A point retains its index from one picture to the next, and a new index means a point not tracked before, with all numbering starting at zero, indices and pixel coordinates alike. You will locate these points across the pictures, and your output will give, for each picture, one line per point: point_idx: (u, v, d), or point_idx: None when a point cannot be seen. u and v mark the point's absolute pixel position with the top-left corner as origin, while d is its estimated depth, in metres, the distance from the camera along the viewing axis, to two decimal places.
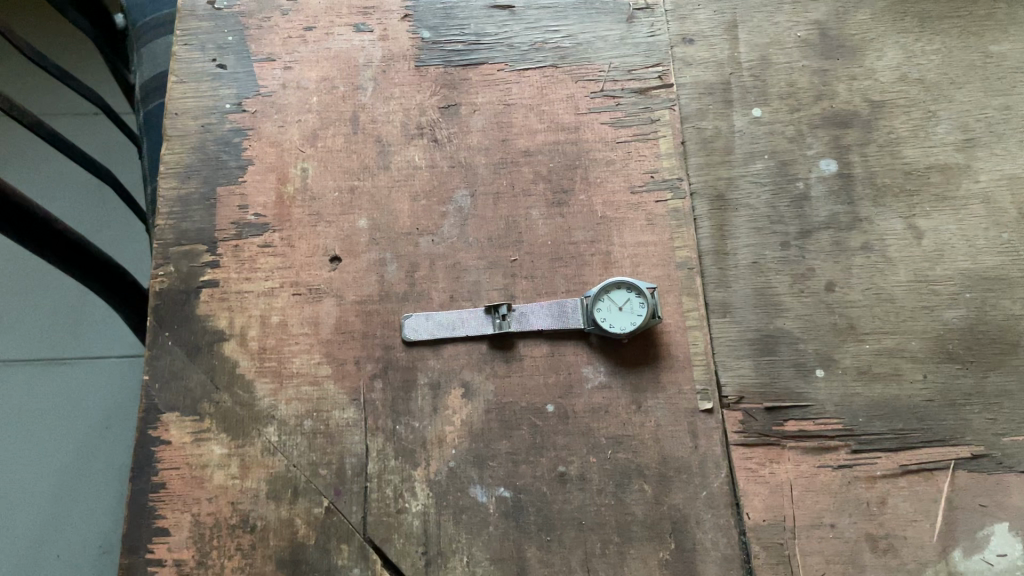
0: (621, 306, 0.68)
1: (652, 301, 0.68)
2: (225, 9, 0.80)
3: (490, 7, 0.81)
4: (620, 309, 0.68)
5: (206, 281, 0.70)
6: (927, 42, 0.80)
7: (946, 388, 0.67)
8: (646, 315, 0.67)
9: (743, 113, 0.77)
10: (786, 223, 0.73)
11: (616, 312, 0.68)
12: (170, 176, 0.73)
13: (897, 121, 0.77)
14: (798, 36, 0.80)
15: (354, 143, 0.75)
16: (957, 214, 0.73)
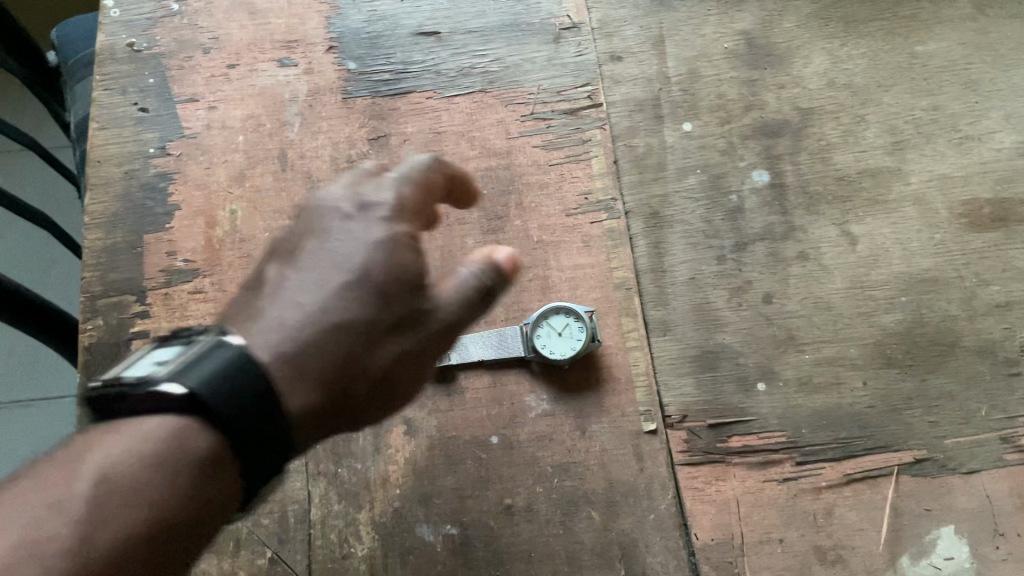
0: (561, 331, 0.67)
1: (591, 324, 0.68)
2: (145, 51, 0.78)
3: (416, 33, 0.80)
4: (560, 334, 0.67)
5: (137, 332, 0.68)
6: (853, 47, 0.80)
7: (887, 393, 0.67)
8: (586, 339, 0.67)
9: (675, 128, 0.77)
10: (721, 237, 0.73)
11: (557, 338, 0.67)
12: (96, 226, 0.72)
13: (827, 127, 0.77)
14: (725, 47, 0.80)
15: (283, 180, 0.73)
16: (889, 217, 0.73)
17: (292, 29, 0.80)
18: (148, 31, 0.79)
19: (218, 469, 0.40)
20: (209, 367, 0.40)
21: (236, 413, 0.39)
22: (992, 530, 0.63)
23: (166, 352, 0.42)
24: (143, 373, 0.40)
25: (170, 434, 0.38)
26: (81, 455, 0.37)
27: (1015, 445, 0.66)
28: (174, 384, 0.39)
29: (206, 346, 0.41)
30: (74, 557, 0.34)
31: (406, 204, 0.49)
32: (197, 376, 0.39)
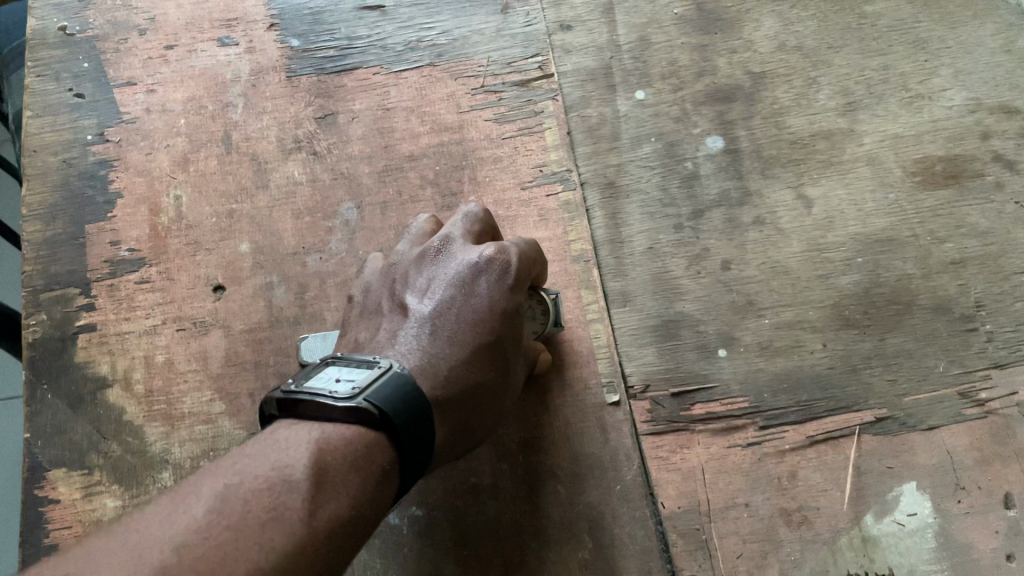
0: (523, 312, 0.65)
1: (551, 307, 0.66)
2: (78, 35, 0.75)
3: (360, 8, 0.78)
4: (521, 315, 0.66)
5: (83, 325, 0.66)
6: (802, 9, 0.80)
7: (846, 354, 0.68)
8: (548, 323, 0.65)
9: (628, 97, 0.76)
10: (678, 205, 0.72)
11: None
12: (34, 218, 0.69)
13: (779, 90, 0.77)
14: (675, 13, 0.80)
15: (228, 164, 0.71)
16: (843, 178, 0.73)
17: (232, 7, 0.77)
18: (81, 14, 0.76)
19: (389, 468, 0.51)
20: (386, 391, 0.52)
21: (408, 422, 0.51)
22: (953, 484, 0.63)
23: (350, 373, 0.54)
24: (337, 389, 0.52)
25: (355, 438, 0.50)
26: (297, 443, 0.49)
27: (973, 399, 0.66)
28: (363, 401, 0.50)
29: (379, 371, 0.53)
30: (305, 521, 0.45)
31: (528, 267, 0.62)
32: (377, 396, 0.51)
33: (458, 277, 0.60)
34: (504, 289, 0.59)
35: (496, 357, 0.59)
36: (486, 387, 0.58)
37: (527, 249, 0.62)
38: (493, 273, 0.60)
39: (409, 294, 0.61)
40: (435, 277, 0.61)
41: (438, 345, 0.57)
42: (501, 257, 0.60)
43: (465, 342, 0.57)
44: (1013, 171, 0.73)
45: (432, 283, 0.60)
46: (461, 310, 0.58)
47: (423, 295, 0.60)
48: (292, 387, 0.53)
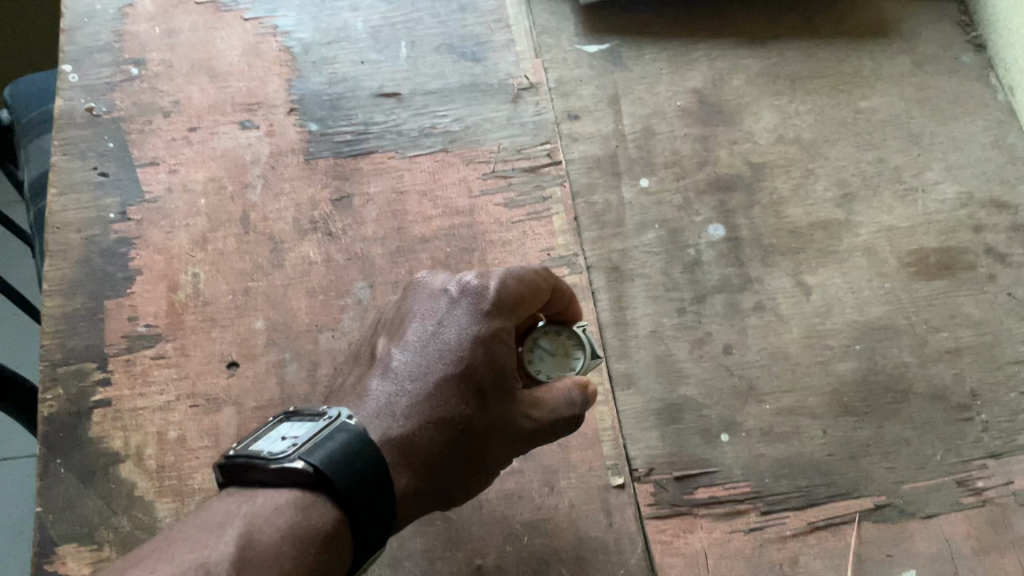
0: (553, 350, 0.62)
1: (583, 341, 0.64)
2: (105, 116, 0.78)
3: (377, 95, 0.82)
4: (552, 354, 0.62)
5: (98, 400, 0.67)
6: (800, 103, 0.82)
7: (845, 440, 0.69)
8: (586, 356, 0.63)
9: (632, 185, 0.79)
10: (681, 290, 0.75)
11: (550, 358, 0.62)
12: (55, 292, 0.71)
13: (778, 181, 0.79)
14: (678, 105, 0.82)
15: (246, 243, 0.74)
16: (841, 267, 0.76)
17: (254, 92, 0.80)
18: (108, 96, 0.79)
19: (336, 531, 0.47)
20: (329, 445, 0.48)
21: (351, 482, 0.48)
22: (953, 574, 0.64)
23: (296, 429, 0.51)
24: (275, 449, 0.49)
25: (291, 505, 0.47)
26: (229, 517, 0.46)
27: (970, 488, 0.67)
28: (301, 462, 0.47)
29: (321, 426, 0.50)
30: None
31: (524, 290, 0.57)
32: (317, 455, 0.48)
33: (437, 310, 0.58)
34: (479, 316, 0.56)
35: (469, 393, 0.54)
36: (458, 427, 0.54)
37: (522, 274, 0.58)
38: (471, 302, 0.57)
39: (385, 335, 0.60)
40: (412, 311, 0.59)
41: (401, 381, 0.55)
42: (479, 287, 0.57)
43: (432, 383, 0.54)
44: (1006, 264, 0.75)
45: (409, 319, 0.59)
46: (434, 345, 0.56)
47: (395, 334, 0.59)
48: (232, 451, 0.50)
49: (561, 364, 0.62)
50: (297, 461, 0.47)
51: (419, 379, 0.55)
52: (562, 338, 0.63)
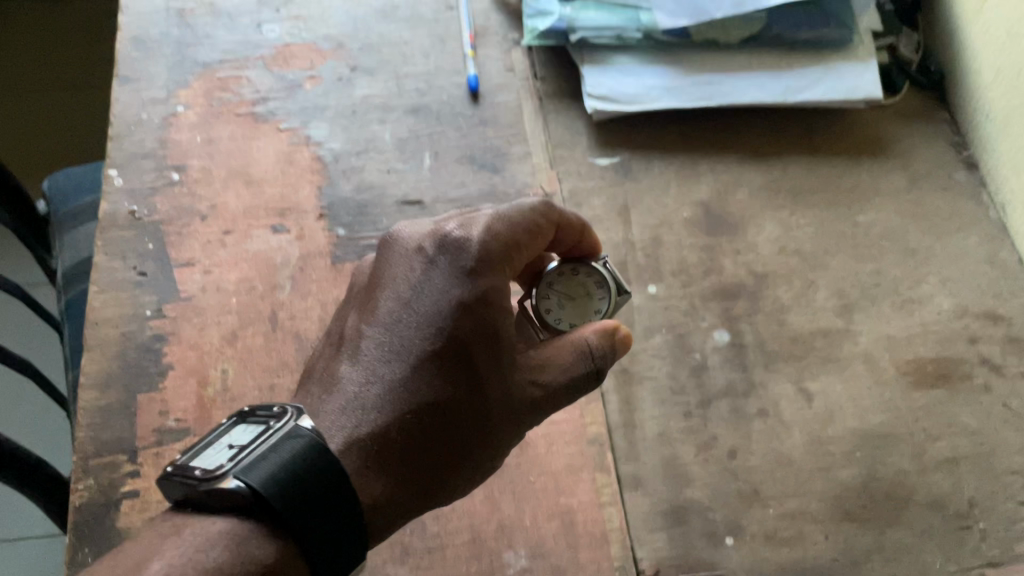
0: (574, 299, 0.68)
1: (604, 278, 0.68)
2: (145, 218, 0.83)
3: (402, 202, 0.86)
4: (573, 301, 0.67)
5: (126, 492, 0.70)
6: (801, 216, 0.86)
7: (848, 546, 0.71)
8: (606, 303, 0.68)
9: (641, 291, 0.83)
10: (687, 393, 0.78)
11: (570, 305, 0.67)
12: (91, 386, 0.75)
13: (780, 289, 0.83)
14: (684, 216, 0.87)
15: (273, 340, 0.77)
16: (841, 374, 0.79)
17: (286, 198, 0.85)
18: (148, 199, 0.84)
19: (277, 550, 0.49)
20: (268, 465, 0.49)
21: (290, 500, 0.48)
22: None
23: (243, 436, 0.52)
24: (216, 462, 0.50)
25: (227, 537, 0.49)
26: (167, 547, 0.48)
27: None
28: (234, 483, 0.48)
29: (265, 435, 0.51)
30: None
31: (520, 233, 0.61)
32: (257, 475, 0.48)
33: (411, 267, 0.60)
34: (458, 273, 0.59)
35: (446, 366, 0.57)
36: (437, 400, 0.57)
37: (504, 214, 0.61)
38: (449, 254, 0.59)
39: (353, 313, 0.62)
40: (383, 272, 0.61)
41: (383, 347, 0.58)
42: (459, 244, 0.59)
43: (412, 351, 0.57)
44: (1000, 374, 0.78)
45: (377, 287, 0.61)
46: (405, 314, 0.59)
47: (364, 307, 0.61)
48: (176, 463, 0.52)
49: (588, 306, 0.67)
50: (232, 482, 0.48)
51: (387, 359, 0.57)
52: (587, 283, 0.68)
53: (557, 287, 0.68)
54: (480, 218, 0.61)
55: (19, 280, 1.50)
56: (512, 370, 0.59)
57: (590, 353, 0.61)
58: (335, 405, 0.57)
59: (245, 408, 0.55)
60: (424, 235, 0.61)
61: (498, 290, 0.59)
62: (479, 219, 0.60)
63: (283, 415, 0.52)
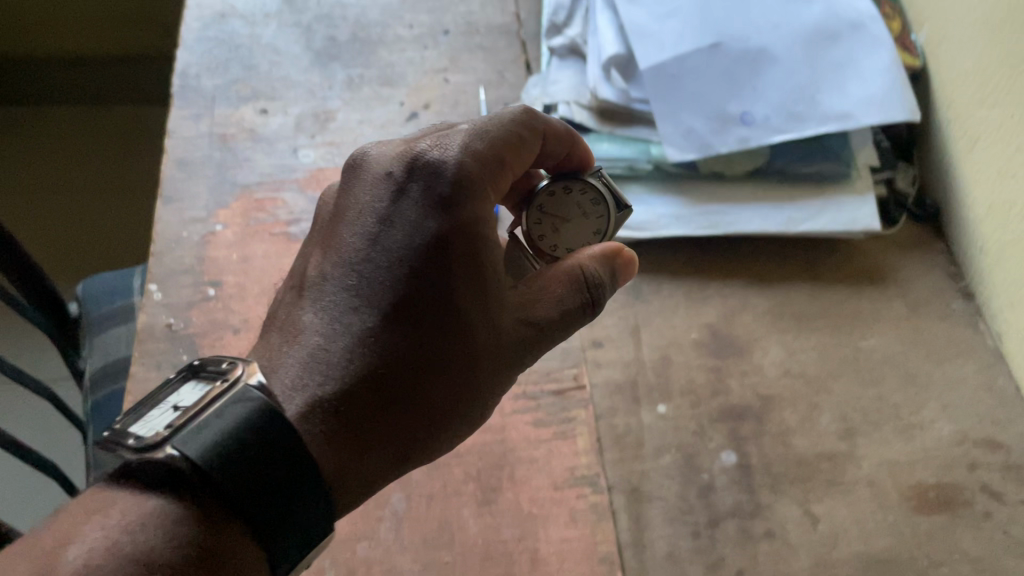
0: (583, 213, 0.72)
1: (599, 193, 0.72)
2: (182, 332, 0.88)
3: None
4: (583, 215, 0.72)
5: None
6: (805, 339, 0.90)
7: None
8: (611, 212, 0.72)
9: (650, 409, 0.85)
10: (695, 513, 0.79)
11: (581, 220, 0.72)
12: None
13: (785, 412, 0.85)
14: (693, 337, 0.90)
15: None
16: (845, 498, 0.80)
17: None
18: (186, 312, 0.89)
19: (214, 518, 0.51)
20: (206, 434, 0.50)
21: (231, 469, 0.49)
22: None
23: (189, 398, 0.53)
24: (157, 427, 0.51)
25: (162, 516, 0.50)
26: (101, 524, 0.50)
27: None
28: (169, 453, 0.49)
29: (210, 398, 0.51)
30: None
31: (501, 147, 0.64)
32: (194, 445, 0.49)
33: (378, 199, 0.63)
34: (430, 203, 0.62)
35: (415, 308, 0.60)
36: (406, 339, 0.60)
37: (479, 128, 0.64)
38: (420, 180, 0.62)
39: (315, 252, 0.64)
40: (348, 204, 0.64)
41: (352, 293, 0.61)
42: (430, 174, 0.62)
43: (382, 293, 0.60)
44: (1001, 501, 0.79)
45: (342, 221, 0.64)
46: (376, 245, 0.62)
47: (330, 244, 0.63)
48: (118, 427, 0.53)
49: (588, 227, 0.72)
50: (167, 453, 0.49)
51: (361, 296, 0.60)
52: (583, 206, 0.72)
53: (554, 215, 0.72)
54: (452, 141, 0.63)
55: (41, 376, 1.54)
56: (496, 303, 0.62)
57: (584, 280, 0.65)
58: (310, 343, 0.60)
59: (197, 363, 0.57)
60: (390, 161, 0.64)
61: (478, 204, 0.62)
62: (448, 143, 0.63)
63: (227, 381, 0.53)
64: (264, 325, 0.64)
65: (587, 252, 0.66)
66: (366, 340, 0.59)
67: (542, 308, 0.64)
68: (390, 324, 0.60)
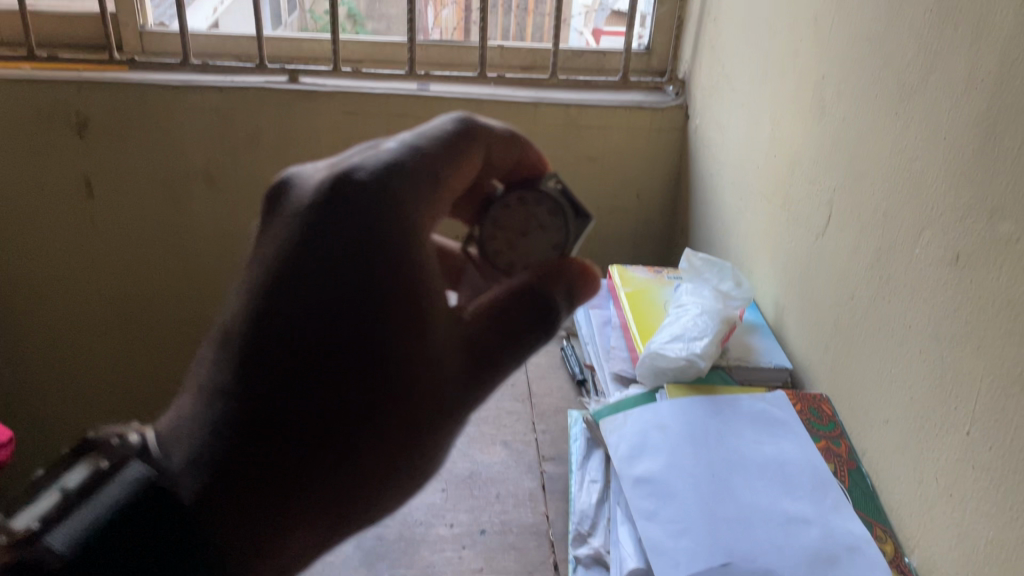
0: (548, 222, 0.98)
1: (555, 205, 0.99)
2: None
3: None
4: (548, 224, 0.98)
5: None
6: None
7: None
8: (570, 222, 0.99)
9: None
10: None
11: (547, 228, 0.98)
12: None
13: None
14: None
15: None
16: None
17: None
18: None
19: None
20: (77, 524, 0.73)
21: (105, 544, 0.73)
22: None
23: (70, 477, 0.77)
24: (40, 512, 0.74)
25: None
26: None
27: None
28: (45, 541, 0.72)
29: (92, 479, 0.76)
30: None
31: (416, 178, 0.81)
32: (66, 537, 0.72)
33: (288, 234, 0.79)
34: (330, 243, 0.77)
35: (325, 346, 0.76)
36: (320, 376, 0.76)
37: (395, 162, 0.81)
38: (326, 211, 0.77)
39: (237, 295, 0.82)
40: (269, 238, 0.81)
41: (262, 332, 0.77)
42: (332, 207, 0.77)
43: (294, 324, 0.77)
44: None
45: (263, 254, 0.81)
46: (282, 280, 0.77)
47: (247, 286, 0.80)
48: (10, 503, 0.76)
49: (548, 239, 0.98)
50: (46, 540, 0.72)
51: (273, 333, 0.77)
52: (546, 218, 0.99)
53: (516, 229, 0.98)
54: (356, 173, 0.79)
55: None
56: (424, 331, 0.79)
57: (535, 303, 0.87)
58: (234, 388, 0.78)
59: (89, 437, 0.81)
60: (305, 197, 0.80)
61: (398, 223, 0.78)
62: (366, 170, 0.79)
63: (111, 462, 0.78)
64: (196, 378, 0.86)
65: (542, 281, 0.90)
66: (286, 381, 0.77)
67: (477, 335, 0.85)
68: (306, 366, 0.76)
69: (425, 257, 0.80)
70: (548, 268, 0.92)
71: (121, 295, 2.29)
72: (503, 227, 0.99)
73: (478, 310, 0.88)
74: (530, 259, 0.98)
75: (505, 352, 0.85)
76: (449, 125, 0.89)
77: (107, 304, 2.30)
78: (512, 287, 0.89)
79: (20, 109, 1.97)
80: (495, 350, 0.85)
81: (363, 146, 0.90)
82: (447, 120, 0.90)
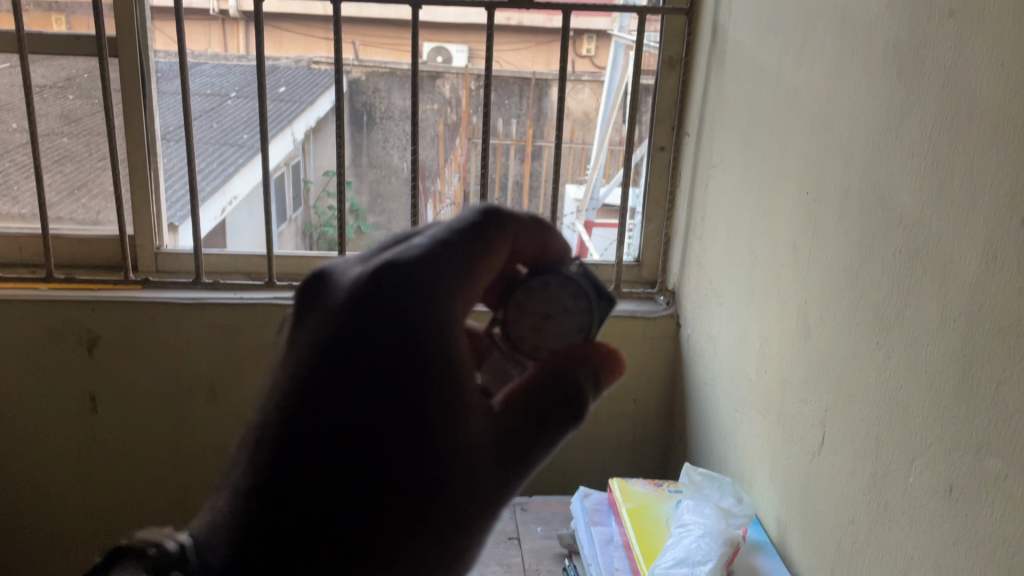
0: (577, 297, 0.98)
1: (584, 288, 0.98)
2: None
3: None
4: (577, 302, 0.97)
5: None
6: None
7: None
8: (597, 306, 0.98)
9: None
10: None
11: (576, 316, 0.97)
12: None
13: None
14: None
15: None
16: None
17: None
18: None
19: None
20: None
21: None
22: None
23: None
24: None
25: None
26: None
27: None
28: None
29: None
30: None
31: (459, 277, 0.72)
32: None
33: (320, 328, 0.69)
34: (364, 369, 0.66)
35: (359, 461, 0.65)
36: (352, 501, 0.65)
37: (431, 249, 0.72)
38: (357, 325, 0.67)
39: (267, 406, 0.71)
40: (304, 336, 0.70)
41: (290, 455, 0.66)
42: (363, 311, 0.68)
43: (321, 444, 0.66)
44: None
45: (303, 340, 0.70)
46: (316, 404, 0.66)
47: (282, 391, 0.69)
48: None
49: (575, 323, 0.97)
50: None
51: (294, 449, 0.66)
52: (569, 301, 0.97)
53: (540, 312, 0.95)
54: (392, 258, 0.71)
55: None
56: (466, 418, 0.70)
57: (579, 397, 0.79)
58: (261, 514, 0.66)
59: (126, 543, 0.75)
60: (340, 292, 0.70)
61: (439, 323, 0.68)
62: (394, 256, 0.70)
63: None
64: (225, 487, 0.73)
65: (582, 370, 0.83)
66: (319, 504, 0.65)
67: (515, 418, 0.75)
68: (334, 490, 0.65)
69: (460, 343, 0.71)
70: (572, 351, 0.86)
71: (113, 517, 2.26)
72: (528, 308, 0.95)
73: (511, 400, 0.77)
74: (555, 343, 0.94)
75: (543, 436, 0.75)
76: (477, 217, 0.77)
77: (97, 523, 2.26)
78: (539, 376, 0.81)
79: (33, 331, 2.05)
80: (534, 432, 0.75)
81: (393, 239, 0.80)
82: (471, 210, 0.79)
